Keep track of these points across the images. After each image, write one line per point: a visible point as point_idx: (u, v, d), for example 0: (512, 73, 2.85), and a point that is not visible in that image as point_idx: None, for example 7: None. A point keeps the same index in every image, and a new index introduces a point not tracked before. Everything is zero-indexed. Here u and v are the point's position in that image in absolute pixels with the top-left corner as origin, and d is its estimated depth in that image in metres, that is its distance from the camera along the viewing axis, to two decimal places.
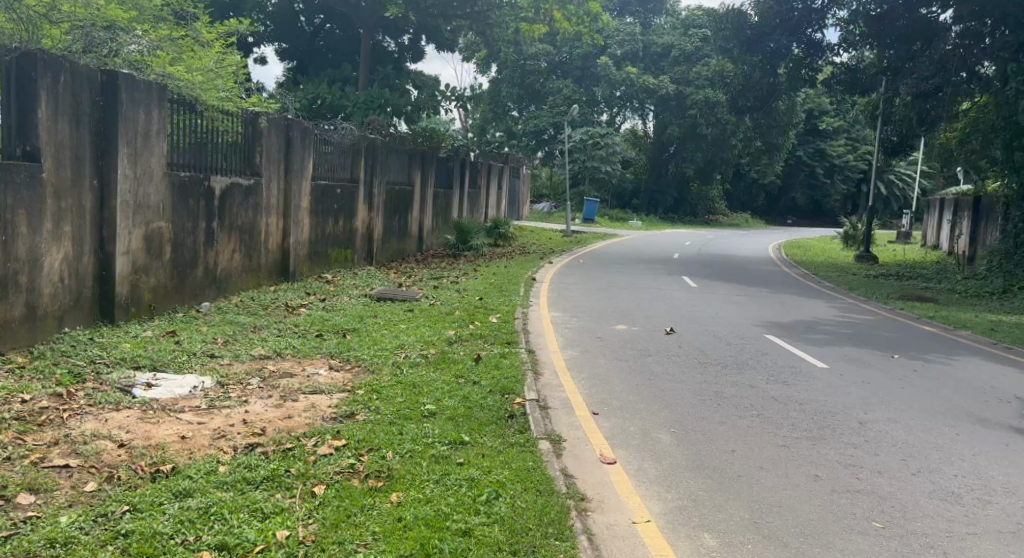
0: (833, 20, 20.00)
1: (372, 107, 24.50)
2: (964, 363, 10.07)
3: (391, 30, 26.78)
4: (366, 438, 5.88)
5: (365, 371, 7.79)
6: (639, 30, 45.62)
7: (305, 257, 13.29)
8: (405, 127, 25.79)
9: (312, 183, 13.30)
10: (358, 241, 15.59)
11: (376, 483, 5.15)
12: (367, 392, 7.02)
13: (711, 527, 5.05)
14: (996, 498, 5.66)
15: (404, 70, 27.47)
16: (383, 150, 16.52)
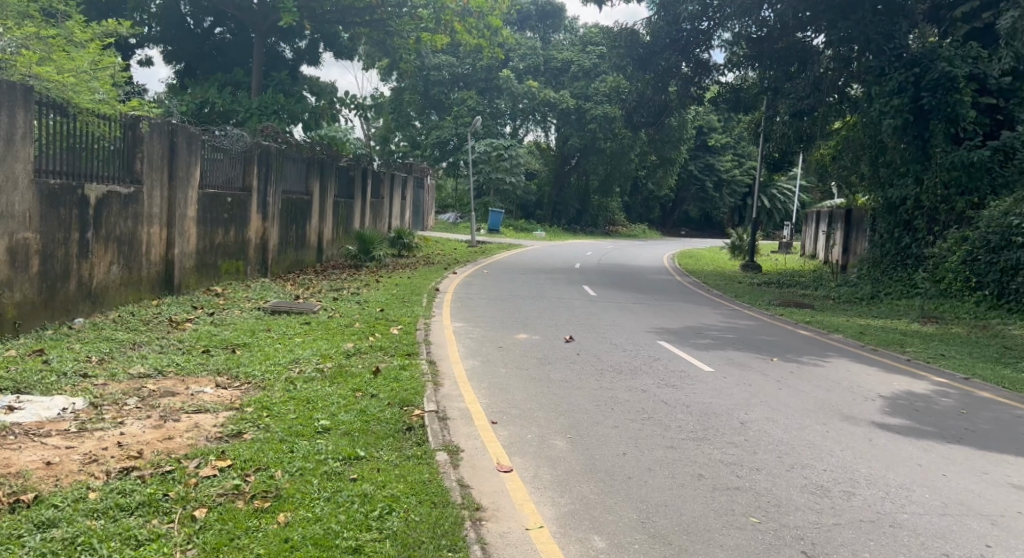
0: (718, 42, 20.77)
1: (266, 114, 23.91)
2: (835, 364, 10.67)
3: (287, 36, 26.21)
4: (253, 457, 5.69)
5: (256, 387, 7.55)
6: (539, 45, 46.53)
7: (192, 269, 12.79)
8: (302, 135, 25.28)
9: (199, 191, 12.81)
10: (252, 252, 15.13)
11: (262, 504, 4.99)
12: (257, 409, 6.80)
13: (600, 529, 5.14)
14: (860, 490, 6.00)
15: (301, 77, 26.82)
16: (279, 157, 16.10)
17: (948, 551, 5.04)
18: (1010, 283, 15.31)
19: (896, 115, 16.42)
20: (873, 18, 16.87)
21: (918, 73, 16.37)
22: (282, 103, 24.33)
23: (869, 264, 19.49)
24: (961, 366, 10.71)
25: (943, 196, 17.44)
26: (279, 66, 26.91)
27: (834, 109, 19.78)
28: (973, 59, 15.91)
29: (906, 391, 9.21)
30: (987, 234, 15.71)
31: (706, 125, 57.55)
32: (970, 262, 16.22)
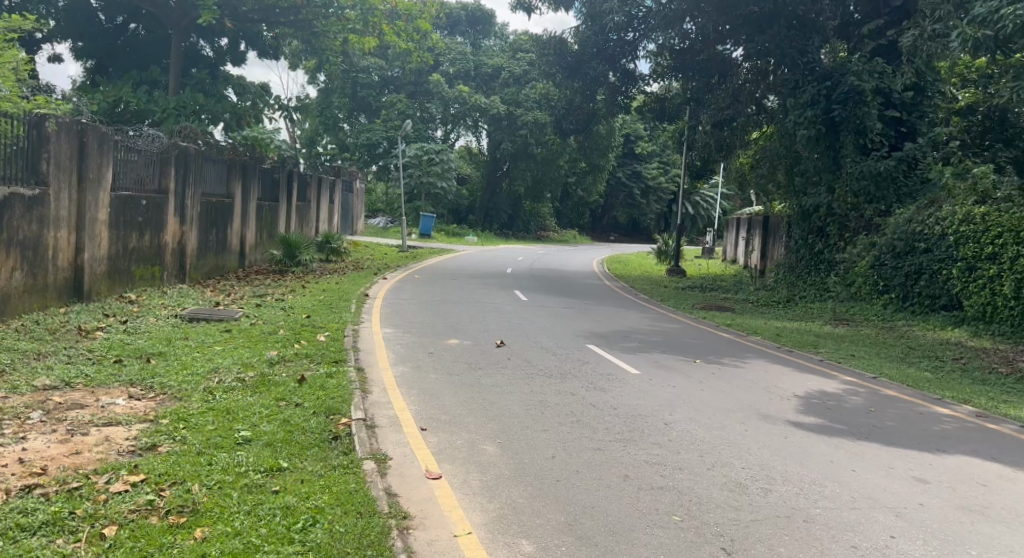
0: (643, 52, 21.22)
1: (183, 114, 23.12)
2: (754, 365, 11.05)
3: (206, 35, 25.46)
4: (168, 471, 5.60)
5: (171, 398, 7.40)
6: (469, 50, 46.60)
7: (103, 276, 12.41)
8: (222, 136, 24.70)
9: (111, 194, 12.47)
10: (169, 257, 14.75)
11: (177, 519, 4.93)
12: (173, 421, 6.69)
13: (528, 533, 5.25)
14: (776, 487, 6.27)
15: (222, 76, 26.22)
16: (198, 158, 15.77)
17: (857, 543, 5.32)
18: (914, 287, 16.11)
19: (810, 125, 17.20)
20: (788, 33, 17.46)
21: (830, 87, 17.28)
22: (201, 103, 23.76)
23: (786, 268, 20.23)
24: (869, 366, 11.25)
25: (853, 203, 18.12)
26: (198, 64, 26.44)
27: (753, 119, 20.46)
28: (879, 73, 16.90)
29: (819, 390, 9.63)
30: (893, 240, 16.48)
31: (633, 133, 58.58)
32: (878, 266, 17.01)
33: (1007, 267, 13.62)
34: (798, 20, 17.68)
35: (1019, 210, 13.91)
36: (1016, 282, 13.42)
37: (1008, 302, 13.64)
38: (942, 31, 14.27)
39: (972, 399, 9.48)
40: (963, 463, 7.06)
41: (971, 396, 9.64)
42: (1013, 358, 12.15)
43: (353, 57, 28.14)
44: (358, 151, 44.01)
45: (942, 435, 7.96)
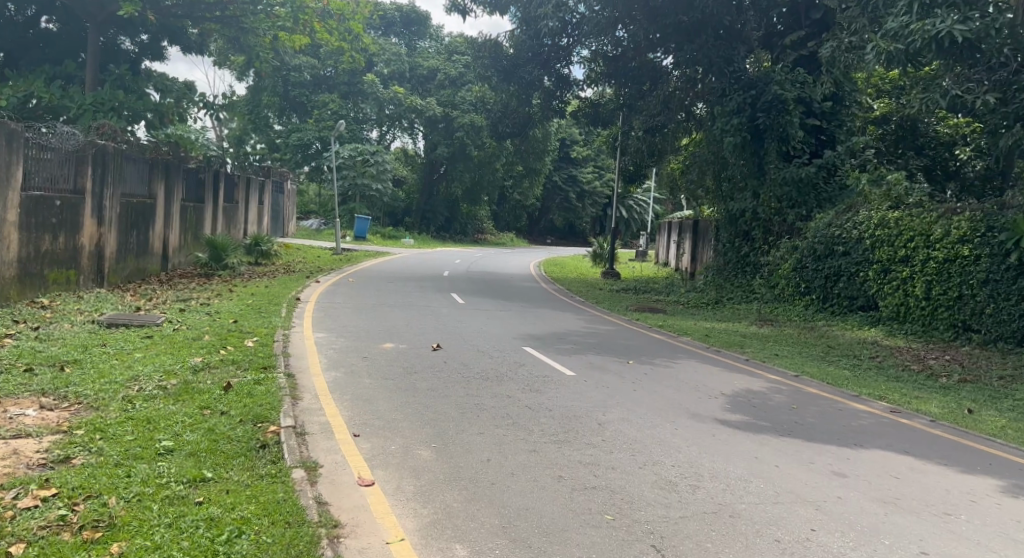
0: (577, 58, 21.51)
1: (100, 111, 22.43)
2: (684, 365, 11.33)
3: (127, 31, 24.58)
4: (81, 485, 5.48)
5: (87, 408, 7.23)
6: (404, 51, 46.16)
7: (12, 280, 12.01)
8: (144, 134, 24.00)
9: (21, 194, 12.08)
10: (85, 260, 14.32)
11: (92, 534, 4.84)
12: (89, 431, 6.54)
13: (462, 537, 5.31)
14: (704, 483, 6.48)
15: (143, 73, 25.33)
16: (117, 158, 15.36)
17: (780, 537, 5.54)
18: (834, 289, 16.74)
19: (736, 132, 17.78)
20: (715, 42, 17.93)
21: (754, 96, 17.85)
22: (121, 100, 22.88)
23: (714, 270, 20.75)
24: (793, 364, 11.66)
25: (777, 208, 18.70)
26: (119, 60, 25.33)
27: (682, 125, 21.17)
28: (800, 83, 17.51)
29: (745, 388, 9.95)
30: (814, 244, 17.09)
31: (568, 137, 59.13)
32: (800, 269, 17.62)
33: (918, 269, 14.39)
34: (725, 30, 18.18)
35: (929, 215, 14.58)
36: (927, 283, 14.21)
37: (919, 302, 14.42)
38: (857, 43, 14.89)
39: (888, 395, 9.91)
40: (879, 457, 7.40)
41: (887, 392, 10.08)
42: (923, 355, 12.76)
43: (285, 55, 27.62)
44: (289, 150, 43.26)
45: (860, 430, 8.32)
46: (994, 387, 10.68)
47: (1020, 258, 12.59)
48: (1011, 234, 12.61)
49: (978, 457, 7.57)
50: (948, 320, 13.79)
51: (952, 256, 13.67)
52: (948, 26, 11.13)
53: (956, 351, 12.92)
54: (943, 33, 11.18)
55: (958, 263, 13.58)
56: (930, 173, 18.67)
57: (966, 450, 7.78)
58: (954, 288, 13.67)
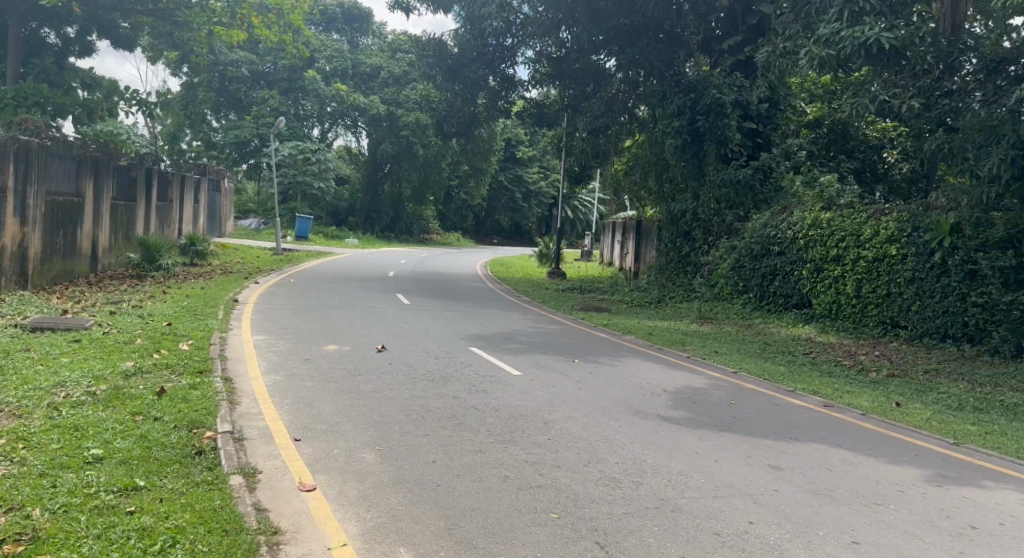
0: (522, 59, 21.53)
1: (21, 106, 21.12)
2: (628, 363, 11.44)
3: (53, 23, 23.51)
4: (3, 497, 5.28)
5: (9, 416, 6.96)
6: (346, 48, 45.41)
7: None
8: (69, 130, 22.77)
9: None
10: (7, 262, 13.80)
11: (13, 549, 4.67)
12: (11, 441, 6.31)
13: (406, 541, 5.28)
14: (646, 479, 6.56)
15: (68, 67, 24.19)
16: (41, 154, 14.83)
17: (719, 530, 5.64)
18: (770, 287, 17.14)
19: (676, 135, 18.18)
20: (656, 46, 18.14)
21: (693, 99, 18.17)
22: (45, 94, 21.93)
23: (658, 270, 21.01)
24: (733, 361, 11.90)
25: (715, 209, 19.06)
26: (42, 53, 24.04)
27: (625, 127, 21.38)
28: (738, 87, 17.91)
29: (687, 386, 10.11)
30: (751, 244, 17.48)
31: (514, 139, 59.09)
32: (738, 268, 18.01)
33: (849, 268, 14.85)
34: (666, 34, 18.39)
35: (859, 216, 15.00)
36: (857, 281, 14.69)
37: (850, 299, 14.88)
38: (791, 48, 15.25)
39: (821, 390, 10.19)
40: (814, 450, 7.60)
41: (821, 387, 10.38)
42: (855, 351, 13.15)
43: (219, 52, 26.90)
44: (227, 148, 42.06)
45: (795, 424, 8.53)
46: (920, 381, 11.06)
47: (943, 257, 13.07)
48: (936, 234, 13.07)
49: (905, 448, 7.83)
50: (878, 317, 14.32)
51: (882, 256, 14.15)
52: (876, 33, 11.52)
53: (885, 347, 13.37)
54: (871, 40, 11.55)
55: (887, 262, 14.07)
56: (860, 175, 19.29)
57: (895, 442, 8.05)
58: (883, 286, 14.19)
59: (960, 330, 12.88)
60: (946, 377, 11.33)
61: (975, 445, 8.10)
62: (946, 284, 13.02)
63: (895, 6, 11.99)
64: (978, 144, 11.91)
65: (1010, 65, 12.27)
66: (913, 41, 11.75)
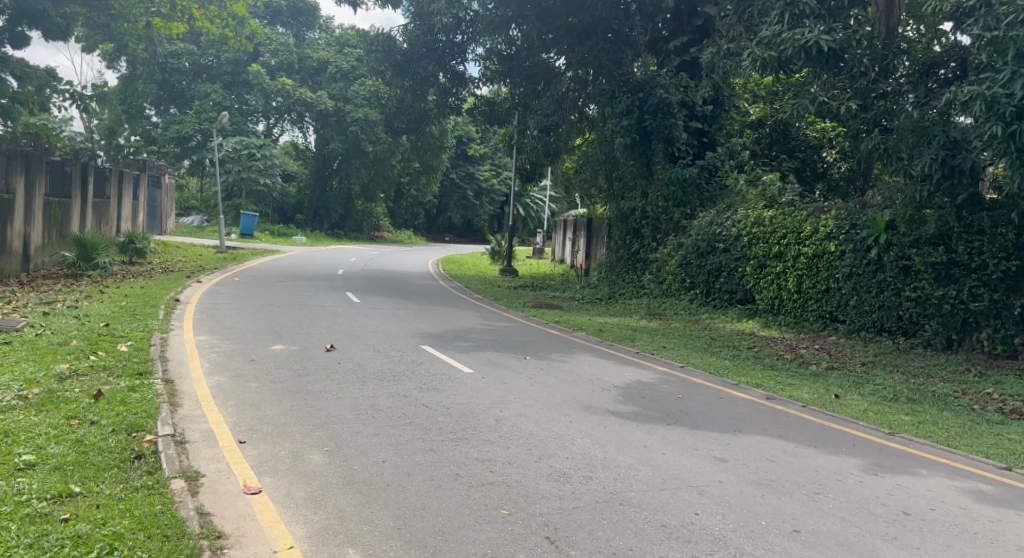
0: (472, 56, 21.45)
1: None
2: (578, 359, 11.51)
3: None
4: None
5: None
6: (292, 42, 44.68)
7: None
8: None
9: None
10: None
11: None
12: None
13: (355, 541, 5.22)
14: (596, 473, 6.60)
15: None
16: None
17: (665, 522, 5.70)
18: (715, 283, 17.40)
19: (626, 134, 18.37)
20: (605, 45, 18.23)
21: (641, 98, 18.40)
22: None
23: (608, 267, 21.18)
24: (679, 356, 12.07)
25: (663, 207, 19.30)
26: None
27: (575, 126, 21.48)
28: (683, 88, 18.19)
29: (636, 380, 10.21)
30: (698, 241, 17.70)
31: (466, 136, 58.90)
32: (685, 265, 18.25)
33: (791, 264, 15.16)
34: (614, 34, 18.49)
35: (799, 213, 15.28)
36: (798, 276, 15.01)
37: (791, 295, 15.20)
38: (735, 49, 15.54)
39: (763, 383, 10.39)
40: (757, 442, 7.74)
41: (762, 380, 10.56)
42: (796, 344, 13.43)
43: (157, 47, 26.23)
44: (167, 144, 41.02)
45: (739, 417, 8.65)
46: (858, 373, 11.36)
47: (879, 253, 13.47)
48: (873, 231, 13.45)
49: (841, 438, 8.03)
50: (817, 312, 14.65)
51: (821, 252, 14.50)
52: (816, 35, 11.79)
53: (825, 340, 13.71)
54: (811, 42, 11.80)
55: (825, 259, 14.43)
56: (800, 174, 19.44)
57: (834, 432, 8.24)
58: (822, 282, 14.53)
59: (895, 324, 13.31)
60: (882, 368, 11.68)
61: (908, 434, 8.34)
62: (882, 280, 13.43)
63: (833, 10, 12.34)
64: (910, 145, 12.19)
65: (940, 68, 12.82)
66: (850, 44, 12.06)
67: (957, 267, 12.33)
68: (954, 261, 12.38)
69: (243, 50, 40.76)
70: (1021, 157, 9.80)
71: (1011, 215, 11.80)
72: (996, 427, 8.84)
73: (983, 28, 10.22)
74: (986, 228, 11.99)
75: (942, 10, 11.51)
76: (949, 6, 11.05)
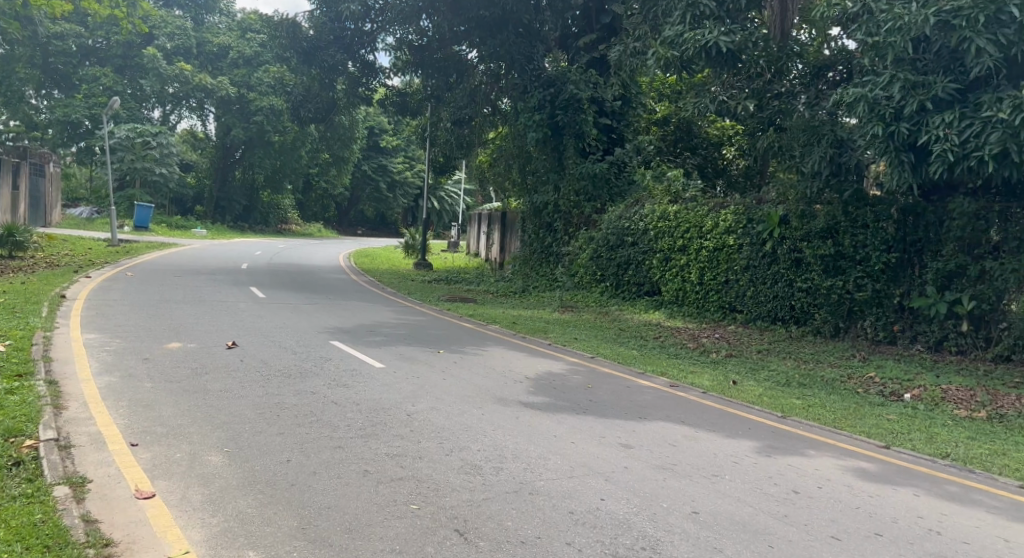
0: (382, 45, 21.05)
1: None
2: (491, 352, 11.48)
3: None
4: None
5: None
6: (190, 26, 43.05)
7: None
8: None
9: None
10: None
11: None
12: None
13: (255, 543, 5.03)
14: (507, 464, 6.56)
15: None
16: None
17: (573, 509, 5.71)
18: (624, 276, 17.63)
19: (538, 128, 18.56)
20: (516, 39, 18.29)
21: (553, 94, 18.68)
22: None
23: (522, 260, 21.23)
24: (590, 347, 12.19)
25: (574, 201, 19.45)
26: None
27: (488, 119, 21.38)
28: (593, 84, 18.51)
29: (548, 371, 10.23)
30: (607, 235, 17.89)
31: (376, 126, 58.13)
32: (596, 258, 18.41)
33: (693, 257, 15.50)
34: (524, 28, 18.54)
35: (702, 208, 15.61)
36: (700, 269, 15.37)
37: (694, 287, 15.54)
38: (641, 48, 15.78)
39: (667, 371, 10.60)
40: (661, 428, 7.85)
41: (667, 368, 10.78)
42: (697, 334, 13.74)
43: (38, 27, 24.63)
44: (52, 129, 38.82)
45: (642, 404, 8.79)
46: (753, 359, 11.74)
47: (774, 246, 13.90)
48: (767, 225, 13.86)
49: (739, 422, 8.25)
50: (718, 302, 15.04)
51: (721, 246, 14.88)
52: (716, 36, 12.06)
53: (724, 330, 14.08)
54: (711, 43, 12.06)
55: (724, 253, 14.83)
56: (703, 172, 19.81)
57: (731, 417, 8.45)
58: (722, 274, 14.92)
59: (787, 313, 13.80)
60: (776, 355, 12.08)
61: (798, 417, 8.64)
62: (776, 271, 13.90)
63: (731, 11, 12.75)
64: (801, 143, 12.65)
65: (829, 71, 13.19)
66: (746, 45, 12.39)
67: (844, 259, 12.88)
68: (841, 254, 12.94)
69: (135, 32, 39.07)
70: (899, 155, 10.30)
71: (891, 210, 12.39)
72: (878, 408, 9.27)
73: (865, 35, 10.42)
74: (869, 222, 12.54)
75: (829, 15, 11.92)
76: (836, 12, 11.46)
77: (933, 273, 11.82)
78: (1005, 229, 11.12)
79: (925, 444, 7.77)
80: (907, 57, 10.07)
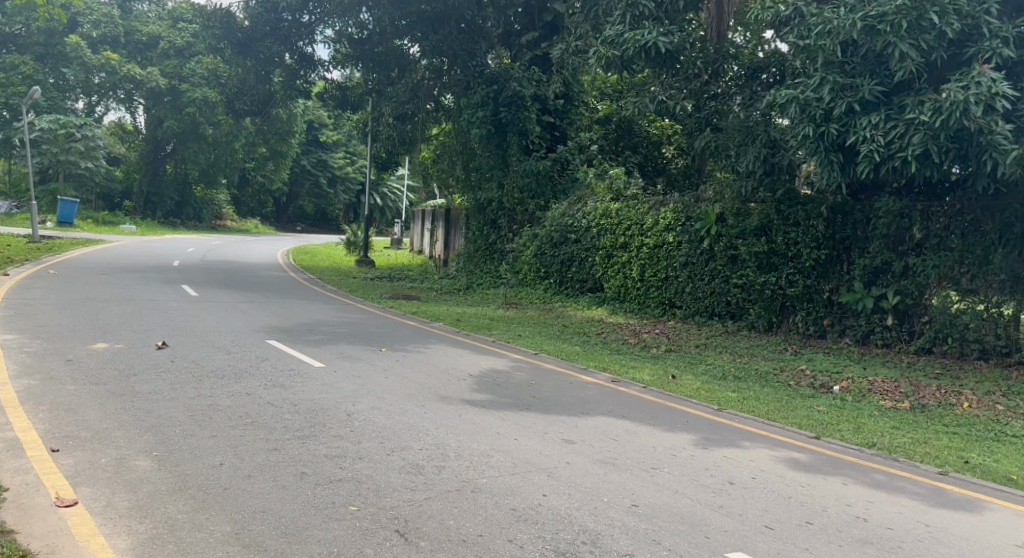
0: (321, 37, 20.67)
1: None
2: (433, 349, 11.36)
3: None
4: None
5: None
6: (117, 15, 41.92)
7: None
8: None
9: None
10: None
11: None
12: None
13: (185, 550, 4.85)
14: (450, 463, 6.47)
15: None
16: None
17: (515, 506, 5.65)
18: (568, 273, 17.70)
19: (481, 125, 18.45)
20: (457, 35, 18.22)
21: (495, 91, 18.61)
22: None
23: (466, 257, 21.09)
24: (533, 343, 12.17)
25: (518, 199, 19.43)
26: None
27: (431, 115, 21.17)
28: (535, 81, 18.55)
29: (491, 369, 10.16)
30: (551, 232, 17.92)
31: (316, 120, 57.31)
32: (540, 255, 18.43)
33: (634, 254, 15.62)
34: (467, 24, 18.54)
35: (643, 205, 15.73)
36: (641, 266, 15.49)
37: (635, 284, 15.66)
38: (582, 46, 15.85)
39: (608, 366, 10.68)
40: (602, 423, 7.85)
41: (608, 363, 10.84)
42: (639, 330, 13.84)
43: None
44: None
45: (584, 400, 8.79)
46: (691, 354, 11.89)
47: (711, 243, 14.06)
48: (705, 223, 14.03)
49: (676, 416, 8.31)
50: (658, 299, 15.17)
51: (661, 243, 15.01)
52: (655, 37, 12.13)
53: (664, 325, 14.23)
54: (650, 43, 12.13)
55: (664, 250, 14.98)
56: (642, 169, 19.89)
57: (669, 411, 8.50)
58: (662, 271, 15.07)
59: (724, 309, 14.00)
60: (713, 350, 12.24)
61: (734, 410, 8.74)
62: (713, 268, 14.07)
63: (670, 13, 12.91)
64: (736, 143, 12.89)
65: (762, 73, 13.38)
66: (684, 46, 12.67)
67: (777, 256, 13.11)
68: (773, 250, 13.16)
69: (57, 20, 37.85)
70: (828, 155, 10.51)
71: (820, 209, 12.59)
72: (809, 400, 9.46)
73: (797, 37, 10.80)
74: (800, 220, 12.75)
75: (762, 19, 12.12)
76: (769, 15, 11.73)
77: (860, 269, 12.11)
78: (926, 227, 11.49)
79: (854, 434, 7.95)
80: (836, 59, 10.28)
